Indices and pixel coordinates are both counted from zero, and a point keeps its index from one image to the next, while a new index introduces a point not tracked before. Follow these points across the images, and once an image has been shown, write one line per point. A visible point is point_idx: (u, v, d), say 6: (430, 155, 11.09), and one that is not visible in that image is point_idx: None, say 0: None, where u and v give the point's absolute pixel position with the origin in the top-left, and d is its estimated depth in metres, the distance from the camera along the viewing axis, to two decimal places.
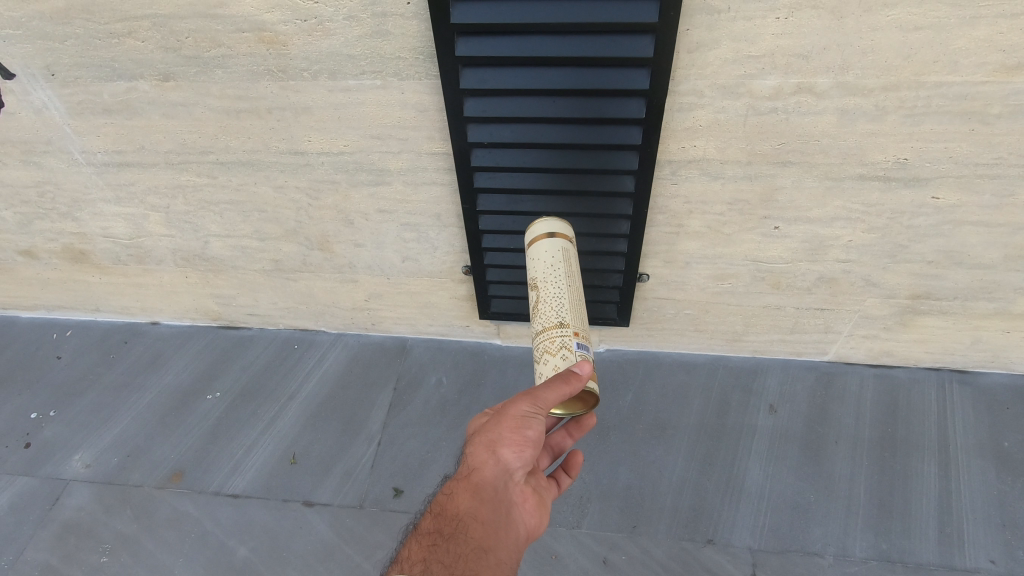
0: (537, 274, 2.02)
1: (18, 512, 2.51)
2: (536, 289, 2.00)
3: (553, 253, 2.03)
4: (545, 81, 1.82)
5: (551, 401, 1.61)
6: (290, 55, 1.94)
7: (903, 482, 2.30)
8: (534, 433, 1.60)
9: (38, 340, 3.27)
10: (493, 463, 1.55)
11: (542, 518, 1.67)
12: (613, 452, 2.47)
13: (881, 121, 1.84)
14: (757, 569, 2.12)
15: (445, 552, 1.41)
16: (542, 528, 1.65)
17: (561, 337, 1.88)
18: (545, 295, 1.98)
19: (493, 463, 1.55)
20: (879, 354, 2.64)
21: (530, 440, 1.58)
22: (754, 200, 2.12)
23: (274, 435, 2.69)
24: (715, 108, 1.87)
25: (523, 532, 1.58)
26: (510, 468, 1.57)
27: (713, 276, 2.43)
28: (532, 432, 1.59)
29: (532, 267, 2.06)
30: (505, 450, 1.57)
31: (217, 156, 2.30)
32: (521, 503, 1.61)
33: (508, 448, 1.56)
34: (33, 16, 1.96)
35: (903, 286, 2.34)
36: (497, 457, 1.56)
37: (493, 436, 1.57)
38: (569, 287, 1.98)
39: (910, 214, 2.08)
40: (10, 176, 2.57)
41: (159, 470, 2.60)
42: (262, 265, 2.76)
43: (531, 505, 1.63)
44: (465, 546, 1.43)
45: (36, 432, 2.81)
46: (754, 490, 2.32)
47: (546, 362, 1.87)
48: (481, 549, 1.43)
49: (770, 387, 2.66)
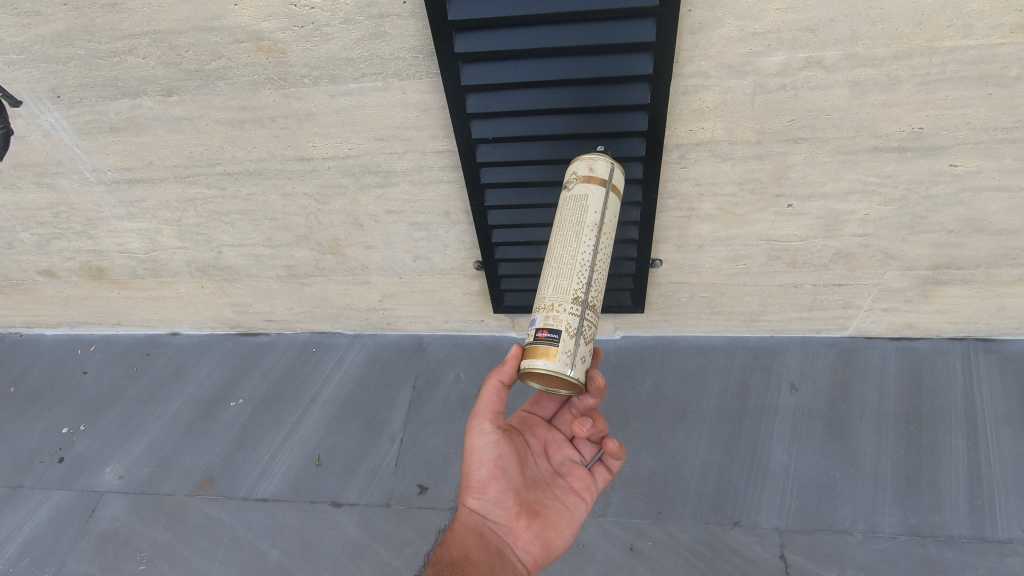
0: None
1: (57, 524, 2.57)
2: None
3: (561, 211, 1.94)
4: (547, 72, 1.80)
5: (489, 414, 1.75)
6: (290, 63, 1.94)
7: (931, 456, 2.27)
8: (489, 468, 1.72)
9: (64, 357, 3.34)
10: (466, 512, 1.73)
11: (551, 537, 1.74)
12: (635, 440, 2.47)
13: (893, 91, 1.79)
14: (785, 549, 2.11)
15: None
16: (551, 549, 1.74)
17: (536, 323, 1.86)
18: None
19: (465, 512, 1.73)
20: (901, 326, 2.60)
21: (485, 478, 1.72)
22: (766, 178, 2.08)
23: (298, 438, 2.73)
24: (722, 88, 1.84)
25: (522, 565, 1.68)
26: (484, 510, 1.72)
27: (727, 258, 2.40)
28: (484, 469, 1.72)
29: None
30: (470, 497, 1.74)
31: (225, 167, 2.31)
32: (515, 539, 1.70)
33: (470, 494, 1.73)
34: (35, 40, 1.97)
35: (923, 257, 2.29)
36: (468, 506, 1.73)
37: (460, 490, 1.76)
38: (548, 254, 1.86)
39: (928, 184, 2.04)
40: (25, 199, 2.61)
41: (189, 478, 2.66)
42: (276, 272, 2.78)
43: (527, 537, 1.71)
44: None
45: (69, 446, 2.88)
46: (779, 470, 2.31)
47: None
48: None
49: (790, 365, 2.63)
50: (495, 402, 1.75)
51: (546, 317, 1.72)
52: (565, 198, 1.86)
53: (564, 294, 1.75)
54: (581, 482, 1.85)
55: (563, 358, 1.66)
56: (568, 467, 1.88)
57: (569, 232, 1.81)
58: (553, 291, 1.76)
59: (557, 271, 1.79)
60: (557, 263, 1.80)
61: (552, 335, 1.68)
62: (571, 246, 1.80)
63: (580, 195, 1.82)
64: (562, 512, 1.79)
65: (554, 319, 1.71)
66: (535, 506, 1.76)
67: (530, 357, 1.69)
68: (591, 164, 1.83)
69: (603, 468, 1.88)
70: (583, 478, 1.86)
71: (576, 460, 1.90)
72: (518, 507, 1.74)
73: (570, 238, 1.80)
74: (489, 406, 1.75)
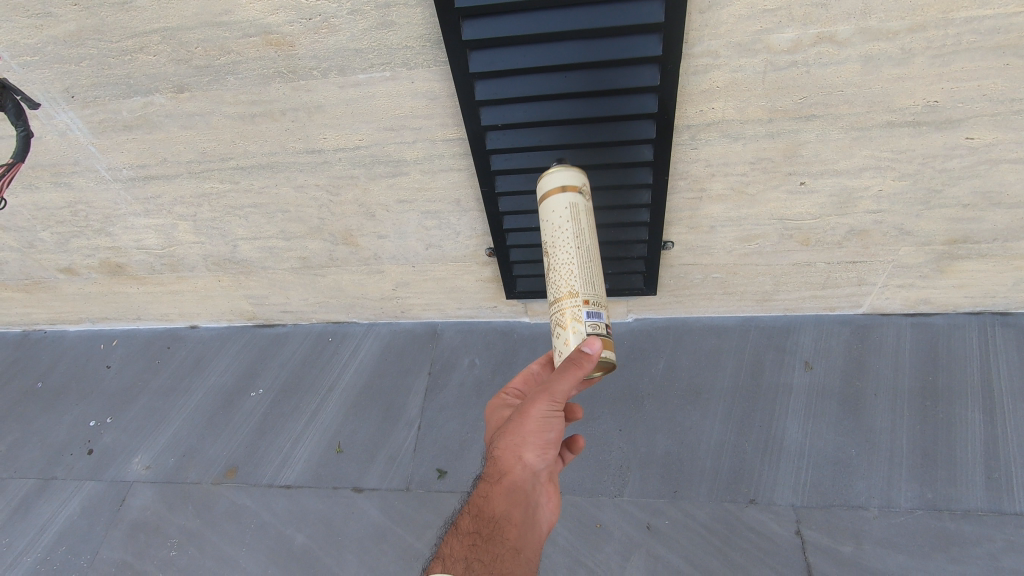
0: (548, 236, 1.89)
1: (89, 513, 2.65)
2: (548, 253, 1.89)
3: (560, 210, 1.86)
4: (555, 57, 1.79)
5: (564, 393, 1.55)
6: (298, 55, 1.94)
7: (947, 431, 2.25)
8: (556, 432, 1.56)
9: (88, 352, 3.42)
10: (520, 466, 1.53)
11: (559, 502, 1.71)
12: (649, 421, 2.49)
13: (908, 65, 1.77)
14: (801, 525, 2.12)
15: (483, 552, 1.43)
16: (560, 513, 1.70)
17: (564, 312, 1.78)
18: (559, 260, 1.85)
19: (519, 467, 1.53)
20: (916, 302, 2.59)
21: (553, 442, 1.55)
22: (778, 157, 2.07)
23: (319, 426, 2.78)
24: (732, 67, 1.82)
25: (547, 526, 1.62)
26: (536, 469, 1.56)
27: (739, 238, 2.39)
28: (553, 434, 1.54)
29: (545, 228, 1.91)
30: (529, 453, 1.53)
31: (238, 161, 2.34)
32: (548, 501, 1.62)
33: (532, 451, 1.53)
34: (47, 41, 2.00)
35: (939, 232, 2.27)
36: (522, 460, 1.53)
37: (518, 440, 1.52)
38: (580, 250, 1.83)
39: (943, 157, 2.01)
40: (44, 198, 2.66)
41: (214, 467, 2.72)
42: (291, 264, 2.82)
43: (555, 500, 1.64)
44: (503, 549, 1.44)
45: (97, 438, 2.96)
46: (794, 448, 2.32)
47: (557, 335, 1.77)
48: (516, 550, 1.46)
49: (804, 343, 2.64)
50: (573, 388, 1.56)
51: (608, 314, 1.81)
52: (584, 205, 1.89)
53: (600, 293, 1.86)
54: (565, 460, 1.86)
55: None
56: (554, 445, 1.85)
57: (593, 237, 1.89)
58: (602, 292, 1.84)
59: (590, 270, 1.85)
60: (596, 265, 1.87)
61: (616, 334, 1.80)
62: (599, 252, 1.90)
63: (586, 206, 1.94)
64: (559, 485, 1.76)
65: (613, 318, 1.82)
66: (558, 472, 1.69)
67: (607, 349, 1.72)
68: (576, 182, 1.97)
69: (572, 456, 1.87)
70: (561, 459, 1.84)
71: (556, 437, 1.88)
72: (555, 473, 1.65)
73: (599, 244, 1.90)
74: (566, 386, 1.55)
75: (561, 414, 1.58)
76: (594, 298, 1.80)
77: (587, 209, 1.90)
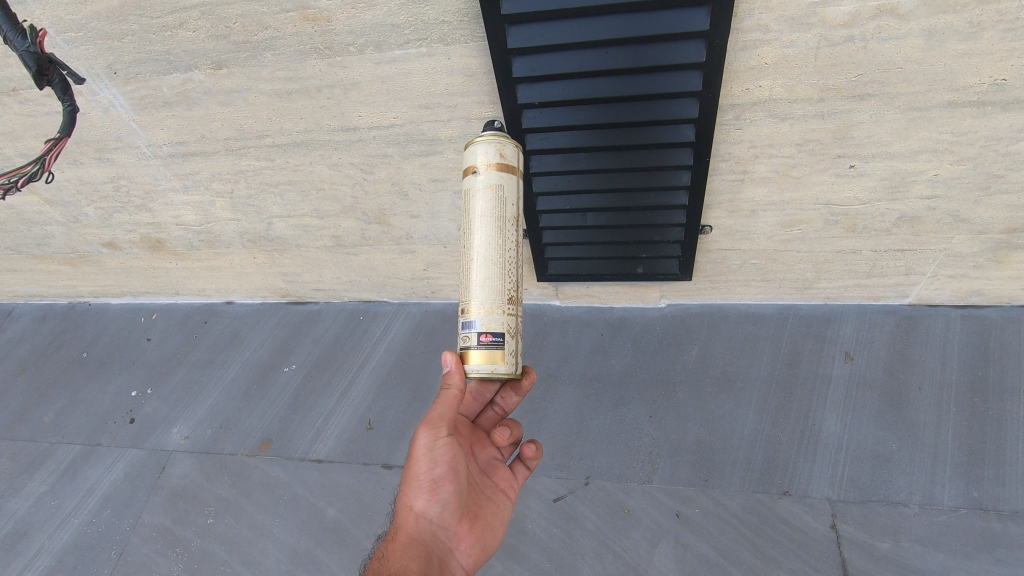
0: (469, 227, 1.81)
1: (131, 479, 2.75)
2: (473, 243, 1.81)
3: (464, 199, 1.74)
4: (596, 31, 1.74)
5: (443, 419, 1.55)
6: (335, 31, 1.93)
7: (996, 428, 2.15)
8: (442, 468, 1.53)
9: (130, 324, 3.54)
10: (412, 517, 1.51)
11: (488, 539, 1.64)
12: (681, 408, 2.46)
13: (976, 40, 1.65)
14: (837, 519, 2.06)
15: None
16: (488, 549, 1.63)
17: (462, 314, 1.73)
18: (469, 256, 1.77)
19: (411, 517, 1.52)
20: (967, 293, 2.47)
21: (440, 478, 1.53)
22: (828, 138, 1.98)
23: (350, 403, 2.82)
24: (783, 42, 1.74)
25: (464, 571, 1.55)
26: (429, 512, 1.52)
27: (782, 223, 2.31)
28: (437, 470, 1.53)
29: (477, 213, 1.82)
30: (418, 500, 1.53)
31: (274, 139, 2.35)
32: (460, 541, 1.57)
33: (419, 497, 1.52)
34: (91, 17, 2.03)
35: (997, 220, 2.15)
36: (413, 509, 1.52)
37: (405, 490, 1.54)
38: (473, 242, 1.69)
39: (1008, 140, 1.89)
40: (88, 173, 2.72)
41: (249, 439, 2.79)
42: (324, 242, 2.83)
43: (474, 539, 1.60)
44: None
45: (138, 408, 3.06)
46: (832, 440, 2.25)
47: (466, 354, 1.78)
48: None
49: (846, 333, 2.55)
50: (451, 411, 1.56)
51: (488, 320, 1.63)
52: (481, 186, 1.69)
53: (499, 295, 1.67)
54: (506, 483, 1.77)
55: (508, 361, 1.62)
56: (492, 468, 1.78)
57: (487, 225, 1.69)
58: (478, 290, 1.67)
59: (493, 267, 1.68)
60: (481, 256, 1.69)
61: (496, 340, 1.62)
62: (490, 242, 1.69)
63: (495, 183, 1.69)
64: (494, 511, 1.69)
65: (490, 321, 1.64)
66: (474, 508, 1.64)
67: (477, 361, 1.61)
68: (500, 152, 1.70)
69: (525, 469, 1.84)
70: (507, 477, 1.79)
71: (498, 461, 1.82)
72: (462, 509, 1.59)
73: (492, 235, 1.69)
74: (445, 412, 1.56)
75: (448, 447, 1.55)
76: (469, 303, 1.67)
77: (481, 196, 1.69)
